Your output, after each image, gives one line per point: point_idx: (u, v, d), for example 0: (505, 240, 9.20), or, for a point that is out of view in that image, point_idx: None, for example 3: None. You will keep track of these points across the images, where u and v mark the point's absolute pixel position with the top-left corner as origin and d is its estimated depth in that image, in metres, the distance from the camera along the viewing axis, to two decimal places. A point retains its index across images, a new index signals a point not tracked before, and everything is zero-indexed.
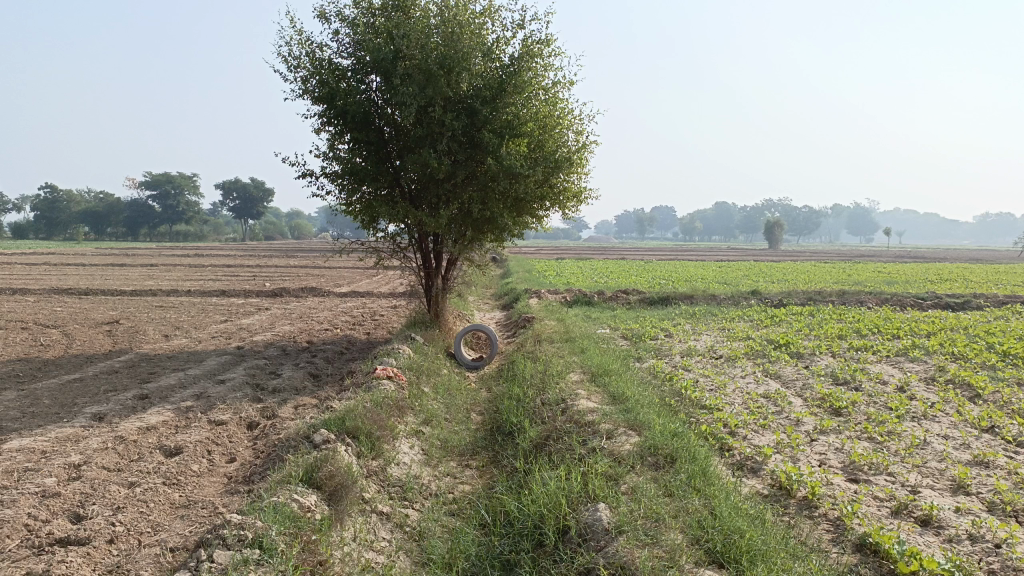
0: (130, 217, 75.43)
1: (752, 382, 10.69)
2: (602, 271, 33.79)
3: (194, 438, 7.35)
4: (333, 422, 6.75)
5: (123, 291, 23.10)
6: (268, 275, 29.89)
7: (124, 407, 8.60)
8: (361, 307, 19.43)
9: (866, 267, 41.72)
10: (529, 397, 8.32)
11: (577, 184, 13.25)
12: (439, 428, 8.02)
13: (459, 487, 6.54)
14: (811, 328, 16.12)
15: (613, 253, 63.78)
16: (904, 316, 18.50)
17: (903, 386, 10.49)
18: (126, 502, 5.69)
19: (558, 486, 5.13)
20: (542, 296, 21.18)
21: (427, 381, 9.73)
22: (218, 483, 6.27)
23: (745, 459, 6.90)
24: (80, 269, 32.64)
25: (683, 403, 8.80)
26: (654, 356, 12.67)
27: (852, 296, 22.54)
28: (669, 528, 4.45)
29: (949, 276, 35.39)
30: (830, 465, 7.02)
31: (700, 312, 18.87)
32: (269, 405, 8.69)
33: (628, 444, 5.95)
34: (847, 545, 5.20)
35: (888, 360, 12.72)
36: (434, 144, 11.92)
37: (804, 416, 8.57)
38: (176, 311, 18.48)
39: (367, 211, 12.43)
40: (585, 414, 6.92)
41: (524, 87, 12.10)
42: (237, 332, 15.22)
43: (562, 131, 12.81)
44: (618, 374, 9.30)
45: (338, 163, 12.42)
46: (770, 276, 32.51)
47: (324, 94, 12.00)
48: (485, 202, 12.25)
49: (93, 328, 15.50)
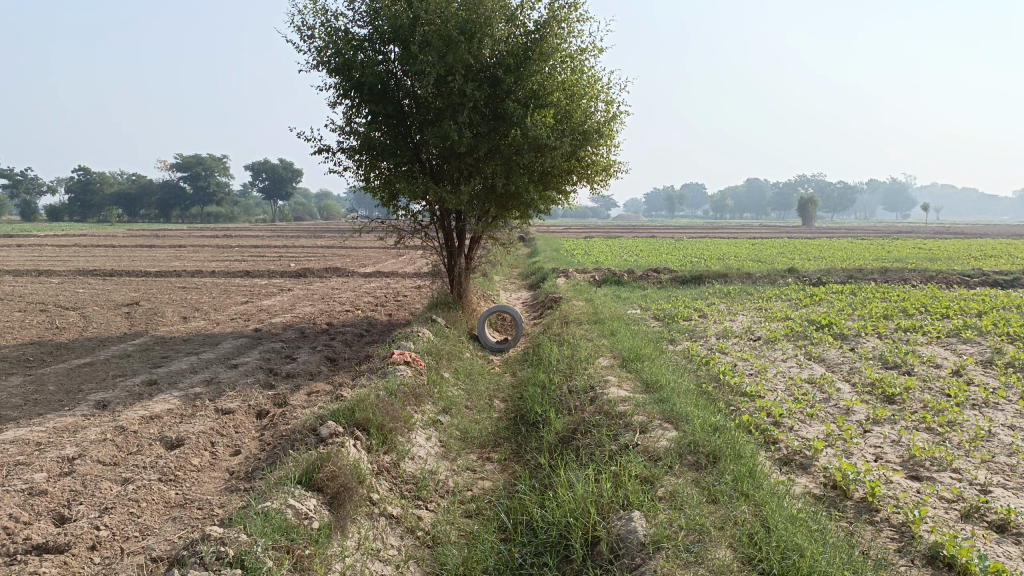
0: (162, 199, 75.82)
1: (794, 366, 10.02)
2: (631, 250, 32.99)
3: (199, 428, 6.90)
4: (342, 413, 6.24)
5: (147, 273, 22.88)
6: (295, 255, 29.61)
7: (130, 394, 8.19)
8: (384, 288, 18.98)
9: (905, 244, 40.29)
10: (555, 385, 7.76)
11: (605, 157, 12.55)
12: (459, 418, 7.50)
13: (478, 483, 6.01)
14: (854, 307, 15.33)
15: (643, 231, 62.82)
16: (952, 294, 17.58)
17: (960, 371, 9.74)
18: (116, 502, 5.23)
19: (587, 489, 4.54)
20: (570, 276, 20.62)
21: (448, 365, 9.22)
22: (218, 480, 5.80)
23: (793, 453, 6.30)
24: (110, 250, 32.61)
25: (722, 390, 8.17)
26: (688, 338, 12.05)
27: (895, 273, 21.58)
28: (715, 543, 3.84)
29: (993, 252, 33.87)
30: (888, 461, 6.36)
31: (735, 291, 18.10)
32: (281, 392, 8.24)
33: (665, 438, 5.35)
34: (916, 557, 4.56)
35: (940, 341, 11.94)
36: (455, 115, 11.32)
37: (855, 405, 7.90)
38: (198, 292, 18.16)
39: (386, 187, 11.85)
40: (616, 404, 6.32)
41: (549, 53, 11.43)
42: (257, 313, 14.85)
43: (590, 102, 12.11)
44: (651, 358, 8.67)
45: (355, 138, 11.89)
46: (806, 253, 31.58)
47: (339, 66, 11.41)
48: (509, 175, 11.57)
49: (113, 310, 15.19)
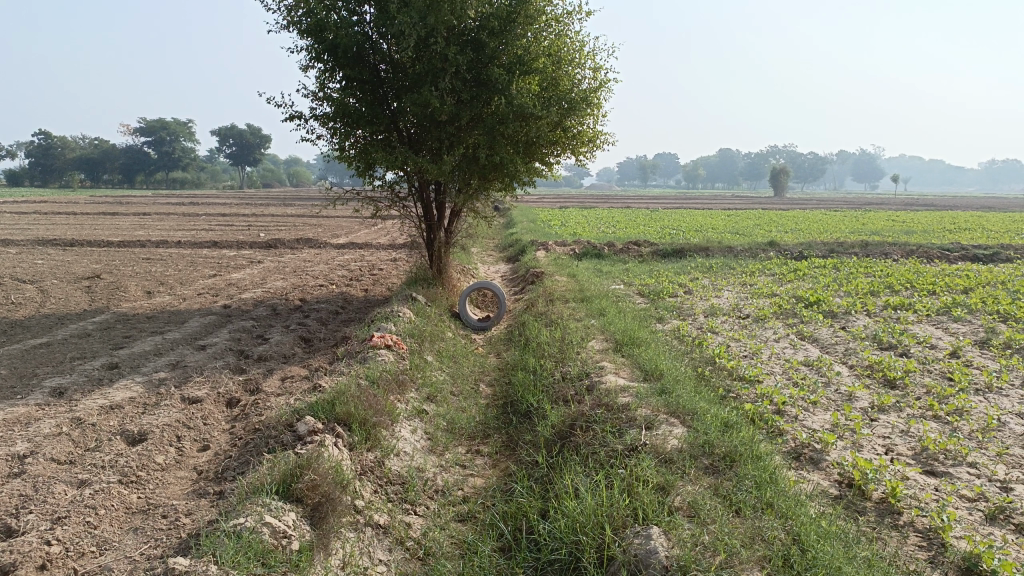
0: (126, 164, 73.67)
1: (789, 347, 9.68)
2: (608, 221, 32.53)
3: (163, 420, 6.37)
4: (321, 407, 5.75)
5: (110, 243, 21.95)
6: (265, 224, 28.74)
7: (88, 379, 7.60)
8: (358, 261, 18.33)
9: (879, 216, 40.26)
10: (546, 371, 7.32)
11: (591, 127, 12.03)
12: (445, 407, 7.04)
13: (469, 482, 5.57)
14: (839, 283, 15.07)
15: (617, 201, 62.46)
16: (935, 269, 17.40)
17: (957, 353, 9.48)
18: (70, 509, 4.71)
19: (597, 500, 4.13)
20: (549, 249, 20.12)
21: (431, 348, 8.74)
22: (185, 481, 5.30)
23: (801, 446, 5.95)
24: (71, 218, 31.35)
25: (719, 374, 7.79)
26: (677, 316, 11.67)
27: (876, 248, 21.38)
28: (746, 567, 3.46)
29: (966, 225, 33.99)
30: (900, 455, 6.04)
31: (718, 266, 17.76)
32: (253, 378, 7.70)
33: (674, 435, 4.94)
34: (950, 570, 4.23)
35: (931, 320, 11.69)
36: (436, 81, 10.72)
37: (858, 391, 7.58)
38: (163, 265, 17.38)
39: (362, 156, 11.22)
40: (616, 395, 5.89)
41: (535, 17, 10.83)
42: (226, 288, 14.19)
43: (576, 68, 11.55)
44: (645, 341, 8.26)
45: (329, 104, 11.23)
46: (783, 225, 31.43)
47: (311, 26, 10.70)
48: (493, 145, 10.99)
49: (73, 284, 14.41)
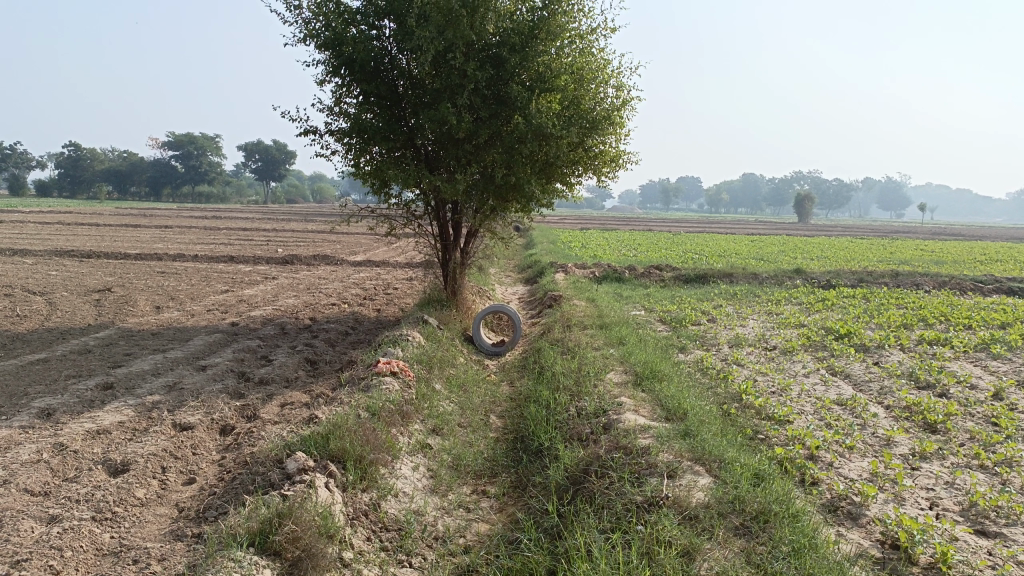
0: (152, 177, 74.31)
1: (820, 383, 9.13)
2: (630, 244, 32.02)
3: (149, 448, 5.96)
4: (315, 441, 5.32)
5: (128, 255, 21.80)
6: (283, 240, 28.53)
7: (80, 401, 7.22)
8: (374, 279, 17.97)
9: (908, 245, 39.39)
10: (561, 405, 6.84)
11: (614, 147, 11.61)
12: (451, 440, 6.57)
13: (473, 528, 5.09)
14: (869, 314, 14.48)
15: (639, 224, 62.06)
16: (969, 302, 16.72)
17: (1001, 395, 8.87)
18: (33, 551, 4.30)
19: (612, 566, 3.67)
20: (569, 271, 19.68)
21: (440, 375, 8.29)
22: (164, 520, 4.88)
23: (838, 499, 5.44)
24: (94, 229, 31.38)
25: (745, 413, 7.27)
26: (700, 346, 11.16)
27: (906, 278, 20.68)
28: None
29: (998, 256, 33.09)
30: (946, 510, 5.50)
31: (742, 293, 17.21)
32: (250, 403, 7.29)
33: (699, 488, 4.46)
34: None
35: (969, 357, 11.07)
36: (453, 98, 10.37)
37: (896, 435, 7.03)
38: (176, 279, 17.09)
39: (377, 174, 10.85)
40: (636, 436, 5.39)
41: (557, 33, 10.49)
42: (236, 304, 13.86)
43: (599, 87, 11.15)
44: (667, 374, 7.76)
45: (345, 120, 10.91)
46: (809, 253, 30.77)
47: (328, 40, 10.42)
48: (511, 165, 10.60)
49: (82, 297, 14.17)
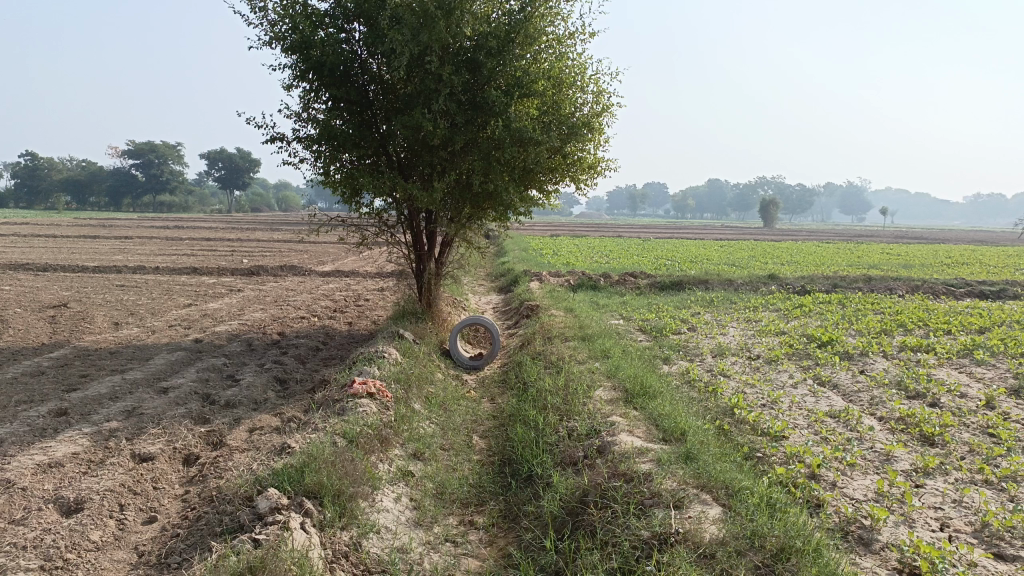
0: (112, 187, 72.56)
1: (810, 394, 8.89)
2: (602, 251, 31.80)
3: (106, 483, 5.47)
4: (288, 476, 4.90)
5: (85, 268, 20.94)
6: (249, 250, 27.79)
7: (29, 429, 6.67)
8: (344, 291, 17.44)
9: (873, 248, 39.82)
10: (549, 426, 6.47)
11: (592, 154, 11.30)
12: (433, 466, 6.17)
13: (462, 565, 4.68)
14: (848, 321, 14.35)
15: (608, 230, 62.06)
16: (944, 306, 16.70)
17: (992, 403, 8.70)
18: None
19: None
20: (543, 280, 19.34)
21: (419, 394, 7.87)
22: (123, 566, 4.42)
23: (848, 523, 5.14)
24: (50, 241, 30.28)
25: (741, 429, 6.98)
26: (683, 357, 10.88)
27: (880, 282, 20.69)
28: None
29: (962, 259, 33.52)
30: (959, 531, 5.23)
31: (719, 300, 17.01)
32: (216, 428, 6.80)
33: (710, 521, 4.14)
34: None
35: (953, 364, 10.95)
36: (428, 103, 9.98)
37: (896, 449, 6.78)
38: (136, 293, 16.40)
39: (348, 182, 10.39)
40: (635, 461, 5.05)
41: (535, 36, 10.17)
42: (200, 319, 13.27)
43: (578, 92, 10.84)
44: (657, 390, 7.43)
45: (313, 126, 10.46)
46: (779, 257, 30.89)
47: (296, 43, 9.97)
48: (488, 172, 10.23)
49: (36, 314, 13.44)
